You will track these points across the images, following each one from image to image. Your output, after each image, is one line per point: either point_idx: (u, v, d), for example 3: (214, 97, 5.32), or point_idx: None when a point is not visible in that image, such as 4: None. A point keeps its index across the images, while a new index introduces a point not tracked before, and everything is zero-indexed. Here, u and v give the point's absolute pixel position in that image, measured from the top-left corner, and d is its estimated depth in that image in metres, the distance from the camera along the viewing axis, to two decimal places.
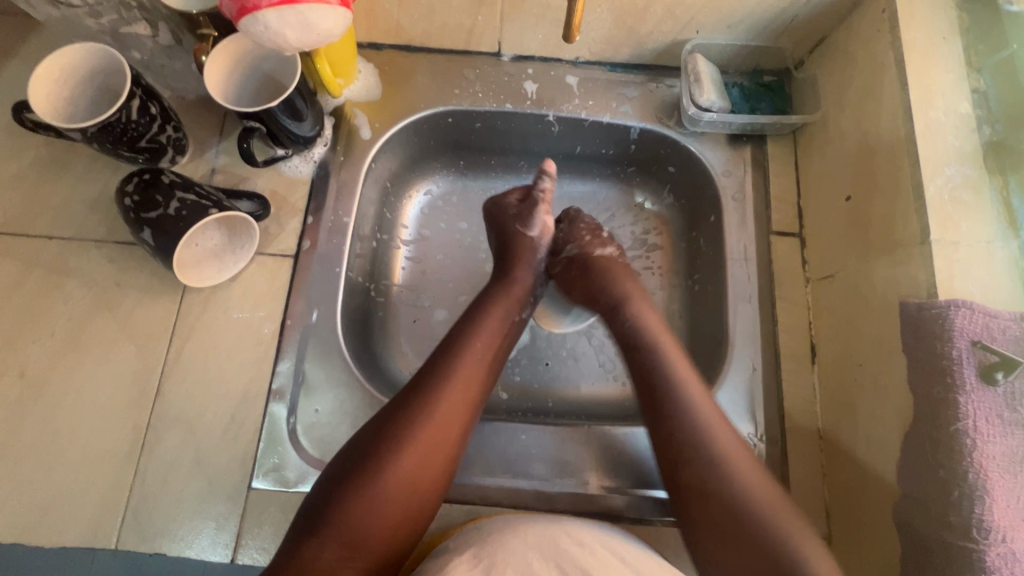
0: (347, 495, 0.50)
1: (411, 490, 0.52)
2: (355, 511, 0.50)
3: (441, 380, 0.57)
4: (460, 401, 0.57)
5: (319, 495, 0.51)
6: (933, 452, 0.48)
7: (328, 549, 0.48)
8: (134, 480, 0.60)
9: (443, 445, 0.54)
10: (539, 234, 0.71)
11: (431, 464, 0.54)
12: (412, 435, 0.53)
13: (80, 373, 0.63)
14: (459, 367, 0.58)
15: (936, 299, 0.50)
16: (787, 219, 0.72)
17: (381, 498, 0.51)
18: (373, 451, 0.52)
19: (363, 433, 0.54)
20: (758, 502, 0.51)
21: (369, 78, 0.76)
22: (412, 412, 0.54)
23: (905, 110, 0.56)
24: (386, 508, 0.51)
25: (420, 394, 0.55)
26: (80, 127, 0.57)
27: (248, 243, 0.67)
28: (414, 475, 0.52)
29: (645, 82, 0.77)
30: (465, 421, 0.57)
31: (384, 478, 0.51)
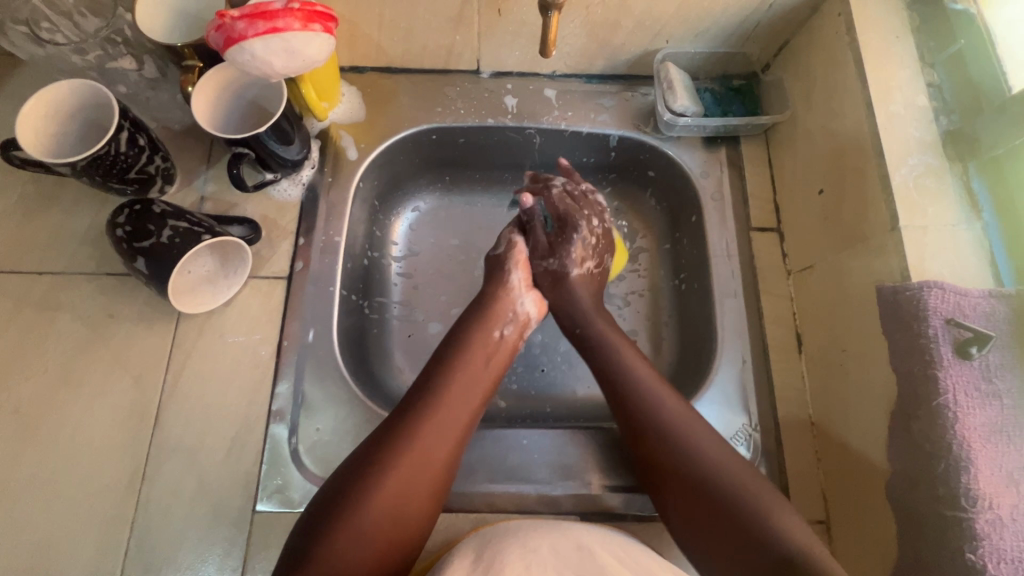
0: (333, 525, 0.51)
1: (394, 521, 0.53)
2: (339, 543, 0.50)
3: (427, 409, 0.59)
4: (445, 430, 0.58)
5: (303, 530, 0.51)
6: (918, 427, 0.50)
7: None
8: (136, 510, 0.59)
9: (428, 475, 0.56)
10: (506, 249, 0.74)
11: (415, 494, 0.55)
12: (397, 464, 0.54)
13: (76, 407, 0.62)
14: (443, 397, 0.60)
15: (910, 282, 0.52)
16: (764, 215, 0.75)
17: (366, 529, 0.51)
18: (358, 483, 0.53)
19: (346, 467, 0.55)
20: (738, 493, 0.53)
21: (353, 100, 0.77)
22: (398, 440, 0.56)
23: (867, 105, 0.60)
24: (371, 538, 0.51)
25: (403, 427, 0.57)
26: (69, 162, 0.57)
27: (240, 267, 0.67)
28: (399, 505, 0.53)
29: (621, 91, 0.80)
30: (451, 450, 0.58)
31: (367, 508, 0.52)
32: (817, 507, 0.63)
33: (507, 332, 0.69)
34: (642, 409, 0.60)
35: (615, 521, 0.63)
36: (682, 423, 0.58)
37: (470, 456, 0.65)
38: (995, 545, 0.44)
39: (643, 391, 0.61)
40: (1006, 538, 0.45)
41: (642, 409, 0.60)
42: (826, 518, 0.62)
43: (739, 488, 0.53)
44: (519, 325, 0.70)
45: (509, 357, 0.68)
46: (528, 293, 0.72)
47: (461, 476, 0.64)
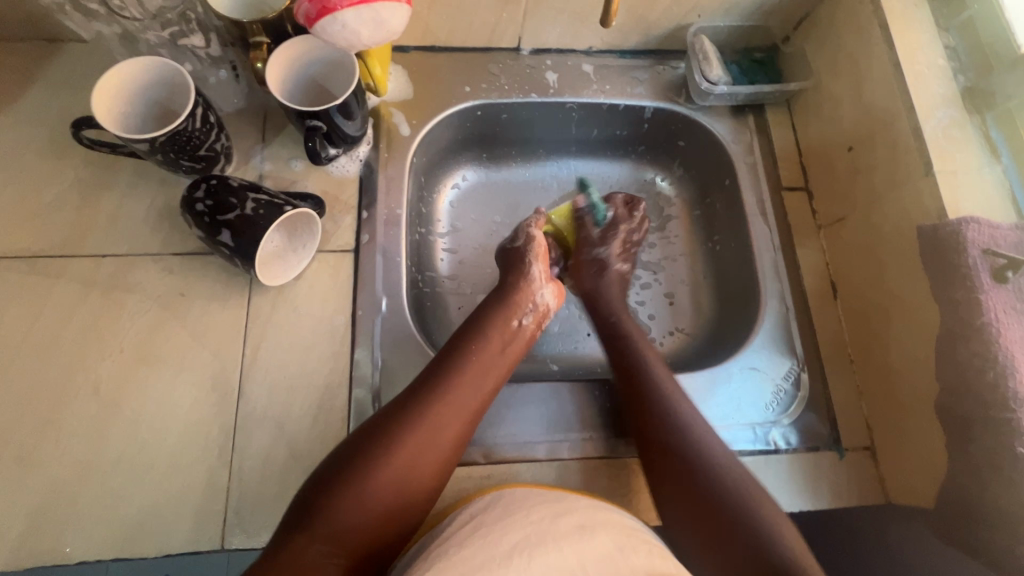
0: (344, 488, 0.53)
1: (400, 491, 0.55)
2: (347, 505, 0.53)
3: (442, 392, 0.61)
4: (457, 415, 0.60)
5: (316, 489, 0.54)
6: (964, 346, 0.56)
7: (316, 542, 0.51)
8: (229, 480, 0.60)
9: (438, 455, 0.58)
10: (525, 243, 0.78)
11: (421, 470, 0.57)
12: (408, 440, 0.57)
13: (157, 384, 0.63)
14: (456, 382, 0.62)
15: (947, 220, 0.58)
16: (793, 176, 0.81)
17: (373, 494, 0.54)
18: (374, 451, 0.56)
19: (363, 434, 0.57)
20: (731, 491, 0.57)
21: (400, 79, 0.80)
22: (412, 418, 0.58)
23: (895, 68, 0.66)
24: (377, 504, 0.54)
25: (423, 403, 0.59)
26: (149, 138, 0.58)
27: (309, 241, 0.69)
28: (407, 477, 0.56)
29: (653, 65, 0.85)
30: (459, 435, 0.60)
31: (377, 476, 0.55)
32: (862, 435, 0.69)
33: (525, 322, 0.72)
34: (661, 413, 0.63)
35: None
36: (682, 419, 0.62)
37: (543, 411, 0.69)
38: None
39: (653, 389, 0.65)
40: None
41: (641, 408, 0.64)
42: (872, 444, 0.68)
43: (739, 485, 0.57)
44: (539, 314, 0.74)
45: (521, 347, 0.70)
46: (546, 285, 0.76)
47: (538, 429, 0.68)
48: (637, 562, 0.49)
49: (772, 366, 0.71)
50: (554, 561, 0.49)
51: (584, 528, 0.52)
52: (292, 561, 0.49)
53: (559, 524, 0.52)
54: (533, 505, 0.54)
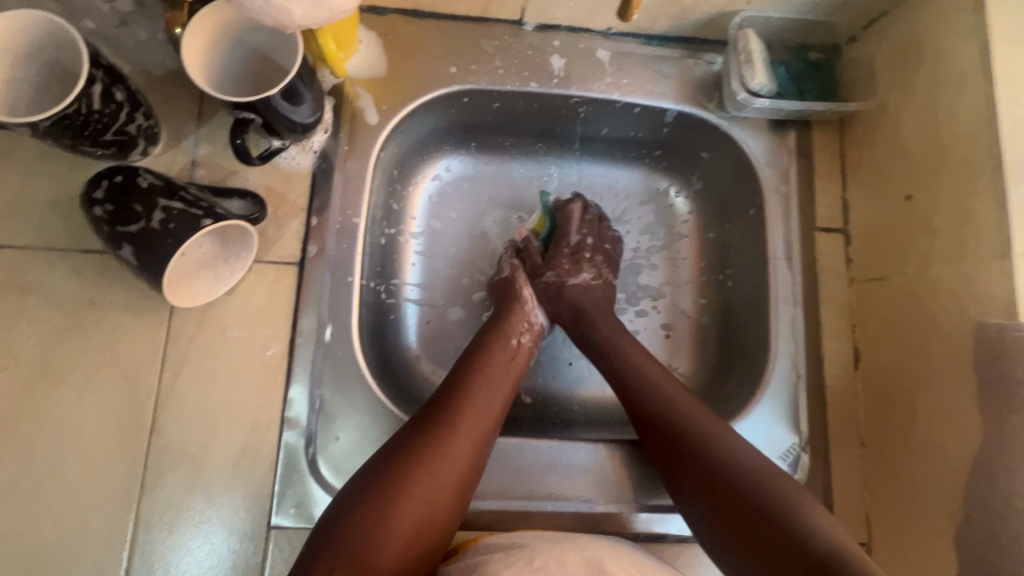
0: (365, 508, 0.47)
1: (425, 512, 0.49)
2: (365, 534, 0.46)
3: (455, 405, 0.54)
4: (475, 427, 0.54)
5: (329, 520, 0.47)
6: (1006, 479, 0.46)
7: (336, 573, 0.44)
8: (135, 524, 0.53)
9: (457, 471, 0.51)
10: (510, 272, 0.69)
11: (441, 492, 0.50)
12: (424, 461, 0.50)
13: (59, 407, 0.55)
14: (469, 394, 0.55)
15: (1019, 321, 0.47)
16: (831, 213, 0.68)
17: (392, 523, 0.47)
18: (387, 478, 0.49)
19: (373, 463, 0.51)
20: (776, 494, 0.48)
21: (372, 51, 0.65)
22: (425, 437, 0.51)
23: (988, 106, 0.51)
24: (398, 533, 0.47)
25: (434, 417, 0.53)
26: (30, 122, 0.46)
27: (243, 252, 0.58)
28: (427, 500, 0.49)
29: (683, 58, 0.69)
30: (477, 449, 0.53)
31: (393, 502, 0.48)
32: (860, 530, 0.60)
33: (522, 341, 0.63)
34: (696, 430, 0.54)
35: (655, 541, 0.59)
36: (701, 431, 0.54)
37: (502, 470, 0.60)
38: None
39: (688, 410, 0.55)
40: None
41: (658, 405, 0.57)
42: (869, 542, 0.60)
43: (784, 491, 0.48)
44: (535, 333, 0.65)
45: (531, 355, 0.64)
46: (539, 306, 0.67)
47: (494, 489, 0.59)
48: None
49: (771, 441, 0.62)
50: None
51: (594, 567, 0.50)
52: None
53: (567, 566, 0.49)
54: (544, 553, 0.50)
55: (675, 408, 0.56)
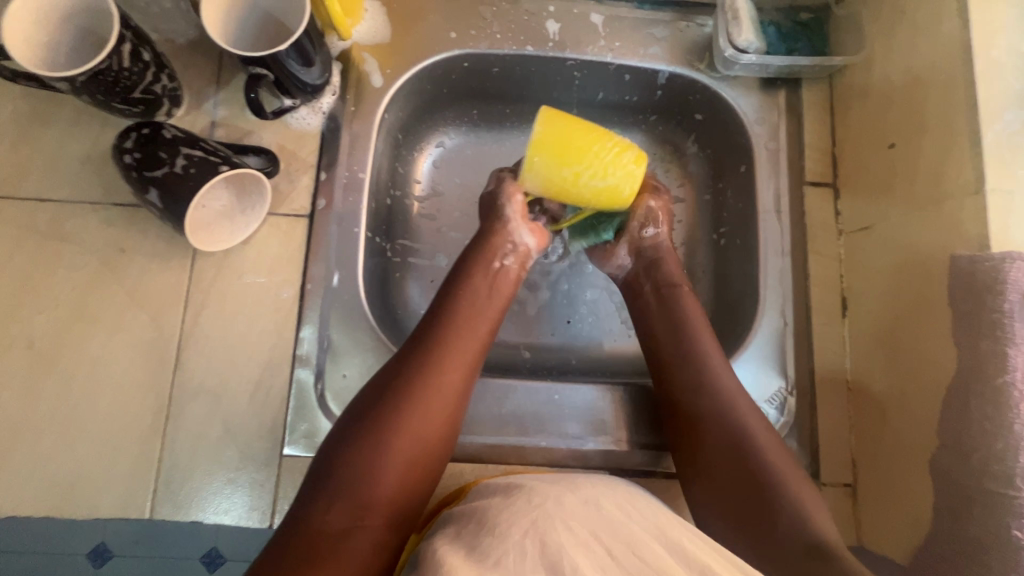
0: (352, 453, 0.49)
1: (411, 450, 0.50)
2: (356, 471, 0.48)
3: (429, 344, 0.55)
4: (450, 363, 0.55)
5: (325, 458, 0.49)
6: (978, 405, 0.48)
7: (333, 510, 0.46)
8: (162, 449, 0.59)
9: (436, 405, 0.53)
10: (499, 189, 0.67)
11: (424, 427, 0.51)
12: (408, 399, 0.52)
13: (93, 343, 0.60)
14: (443, 333, 0.56)
15: (990, 252, 0.49)
16: (820, 168, 0.70)
17: (380, 459, 0.49)
18: (369, 418, 0.51)
19: (358, 405, 0.52)
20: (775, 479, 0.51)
21: (377, 18, 0.69)
22: (407, 376, 0.53)
23: (965, 49, 0.53)
24: (389, 468, 0.49)
25: (413, 359, 0.54)
26: (67, 77, 0.51)
27: (258, 203, 0.63)
28: (411, 435, 0.51)
29: (674, 20, 0.72)
30: (454, 384, 0.54)
31: (377, 441, 0.49)
32: (845, 471, 0.62)
33: (506, 263, 0.64)
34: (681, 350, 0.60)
35: (644, 477, 0.63)
36: (713, 390, 0.56)
37: (499, 409, 0.63)
38: None
39: (702, 362, 0.58)
40: None
41: (687, 369, 0.58)
42: (854, 481, 0.62)
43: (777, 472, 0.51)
44: (521, 256, 0.65)
45: (512, 293, 0.64)
46: (525, 225, 0.65)
47: (491, 428, 0.63)
48: (647, 535, 0.46)
49: (757, 384, 0.64)
50: (567, 541, 0.44)
51: (590, 503, 0.48)
52: (317, 533, 0.45)
53: (563, 501, 0.48)
54: (539, 491, 0.49)
55: (714, 384, 0.57)
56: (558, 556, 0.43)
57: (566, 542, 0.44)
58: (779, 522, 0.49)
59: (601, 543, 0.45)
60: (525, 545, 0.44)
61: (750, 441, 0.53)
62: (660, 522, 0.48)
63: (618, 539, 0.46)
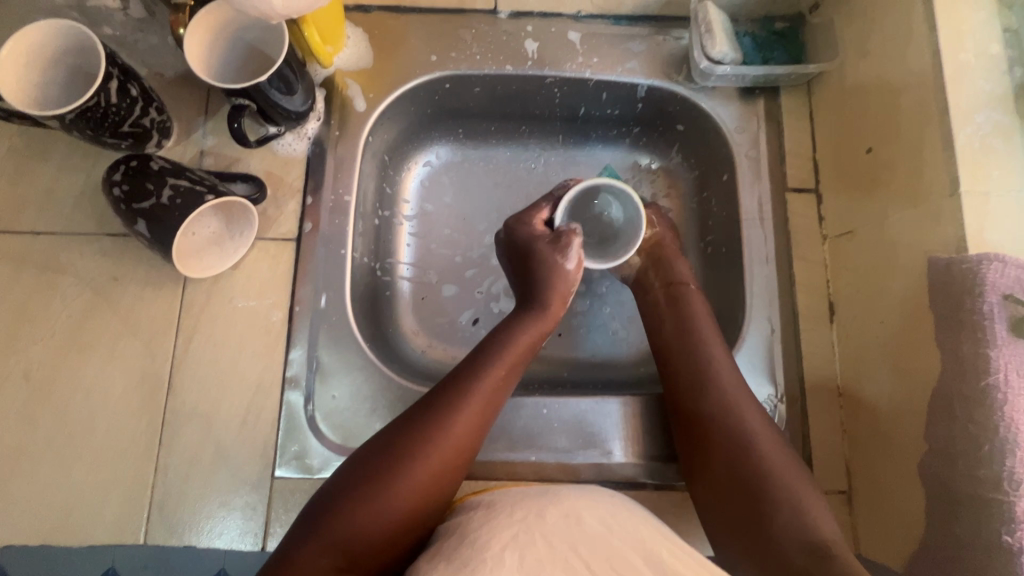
0: (356, 499, 0.48)
1: (417, 506, 0.49)
2: (355, 518, 0.47)
3: (455, 400, 0.54)
4: (474, 426, 0.54)
5: (326, 498, 0.49)
6: (962, 409, 0.48)
7: (323, 555, 0.45)
8: (156, 474, 0.59)
9: (451, 467, 0.51)
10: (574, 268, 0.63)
11: (433, 488, 0.50)
12: (426, 454, 0.50)
13: (87, 371, 0.61)
14: (470, 390, 0.55)
15: (966, 254, 0.49)
16: (802, 174, 0.70)
17: (384, 510, 0.47)
18: (380, 466, 0.50)
19: (371, 447, 0.52)
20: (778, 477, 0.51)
21: (359, 44, 0.71)
22: (428, 429, 0.52)
23: (933, 52, 0.53)
24: (390, 521, 0.48)
25: (438, 410, 0.53)
26: (56, 115, 0.52)
27: (246, 229, 0.64)
28: (420, 495, 0.49)
29: (651, 35, 0.73)
30: (470, 448, 0.53)
31: (389, 492, 0.48)
32: (839, 478, 0.62)
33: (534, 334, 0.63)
34: (684, 367, 0.60)
35: (635, 489, 0.62)
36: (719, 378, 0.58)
37: (490, 424, 0.64)
38: None
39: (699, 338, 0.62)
40: None
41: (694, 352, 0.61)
42: (848, 488, 0.61)
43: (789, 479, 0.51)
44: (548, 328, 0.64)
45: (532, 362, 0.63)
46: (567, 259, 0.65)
47: (478, 444, 0.63)
48: (623, 543, 0.47)
49: None
50: (547, 554, 0.44)
51: (572, 517, 0.48)
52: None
53: (545, 515, 0.48)
54: (522, 508, 0.49)
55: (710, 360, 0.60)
56: (535, 570, 0.43)
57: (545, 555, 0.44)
58: (771, 524, 0.49)
59: (579, 554, 0.45)
60: (504, 559, 0.44)
61: (756, 440, 0.54)
62: (641, 533, 0.49)
63: (597, 550, 0.46)
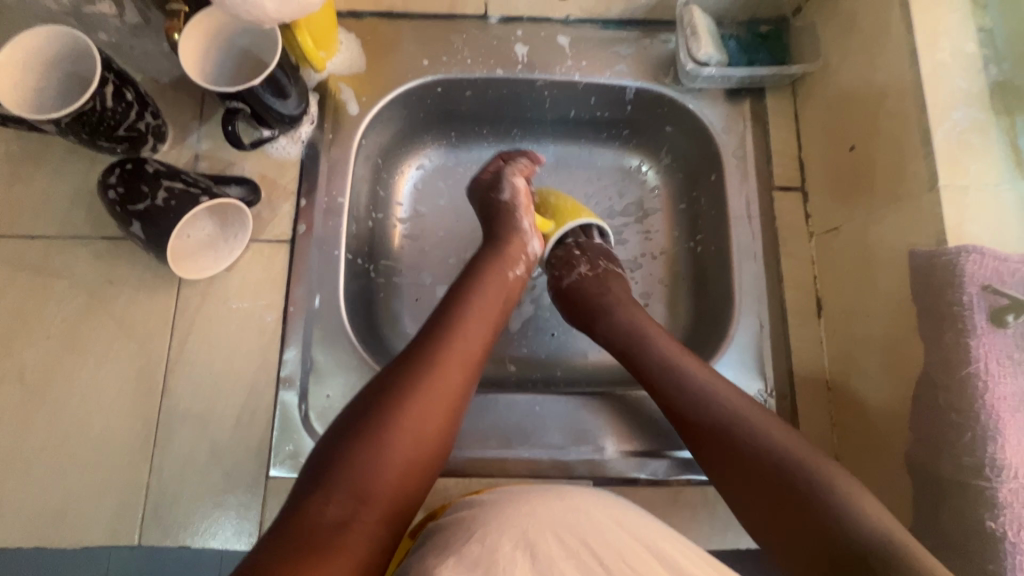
0: (356, 444, 0.47)
1: (417, 441, 0.49)
2: (360, 465, 0.46)
3: (439, 338, 0.54)
4: (459, 357, 0.54)
5: (324, 453, 0.48)
6: (944, 396, 0.49)
7: (334, 502, 0.45)
8: (150, 474, 0.60)
9: (443, 403, 0.51)
10: (510, 196, 0.69)
11: (429, 424, 0.50)
12: (417, 390, 0.50)
13: (82, 374, 0.61)
14: (454, 331, 0.55)
15: (946, 247, 0.50)
16: (788, 173, 0.71)
17: (385, 451, 0.47)
18: (372, 412, 0.49)
19: (364, 395, 0.51)
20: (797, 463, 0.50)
21: (352, 49, 0.73)
22: (413, 367, 0.52)
23: (911, 52, 0.55)
24: (394, 461, 0.48)
25: (423, 348, 0.53)
26: (52, 119, 0.53)
27: (241, 231, 0.65)
28: (417, 431, 0.49)
29: (639, 38, 0.75)
30: (461, 385, 0.53)
31: (387, 432, 0.48)
32: None
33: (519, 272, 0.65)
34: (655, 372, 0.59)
35: (628, 485, 0.63)
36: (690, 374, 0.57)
37: (483, 422, 0.64)
38: (1015, 514, 0.44)
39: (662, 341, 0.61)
40: None
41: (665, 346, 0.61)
42: None
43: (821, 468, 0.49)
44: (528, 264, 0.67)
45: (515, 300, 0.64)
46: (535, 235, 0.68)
47: (471, 441, 0.63)
48: (634, 542, 0.48)
49: None
50: (557, 552, 0.46)
51: (579, 511, 0.48)
52: (314, 525, 0.44)
53: (551, 507, 0.48)
54: (526, 497, 0.50)
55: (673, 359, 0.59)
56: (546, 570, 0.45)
57: (557, 555, 0.46)
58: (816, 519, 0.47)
59: (590, 552, 0.47)
60: (516, 559, 0.46)
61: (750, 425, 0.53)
62: (642, 523, 0.49)
63: (607, 547, 0.47)
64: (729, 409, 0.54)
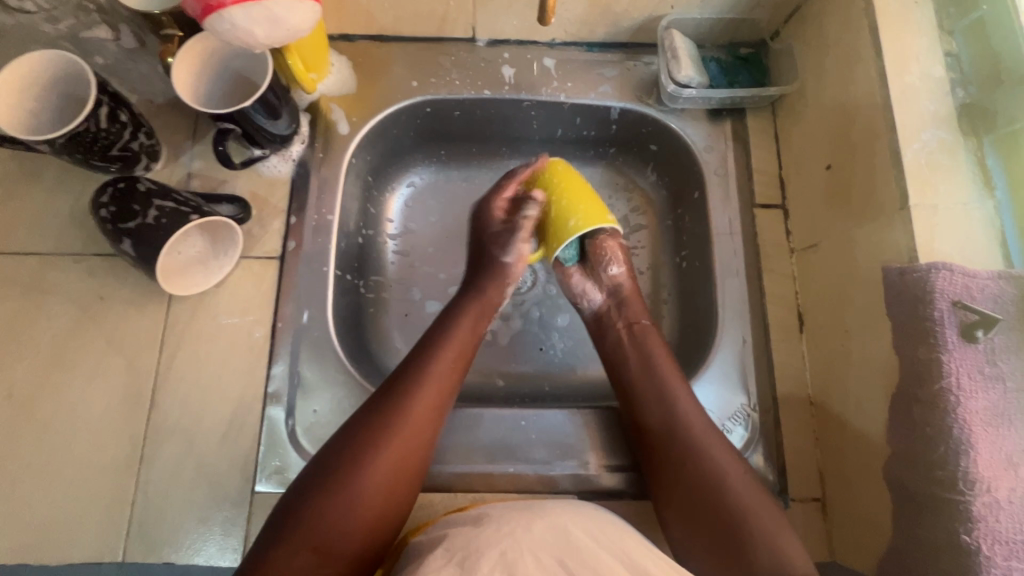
0: (322, 497, 0.49)
1: (382, 494, 0.51)
2: (324, 520, 0.48)
3: (409, 390, 0.55)
4: (428, 410, 0.55)
5: (291, 503, 0.49)
6: (919, 410, 0.50)
7: (298, 556, 0.46)
8: (136, 490, 0.60)
9: (407, 454, 0.53)
10: (516, 260, 0.68)
11: (393, 481, 0.51)
12: (384, 443, 0.52)
13: (71, 389, 0.62)
14: (423, 383, 0.56)
15: (918, 264, 0.51)
16: (769, 191, 0.73)
17: (350, 507, 0.49)
18: (338, 465, 0.50)
19: (332, 446, 0.52)
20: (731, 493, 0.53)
21: (343, 71, 0.75)
22: (381, 420, 0.53)
23: (880, 76, 0.57)
24: (357, 516, 0.49)
25: (390, 399, 0.55)
26: (47, 140, 0.55)
27: (231, 248, 0.66)
28: (383, 484, 0.51)
29: (622, 60, 0.77)
30: (428, 438, 0.55)
31: (353, 486, 0.49)
32: (813, 485, 0.63)
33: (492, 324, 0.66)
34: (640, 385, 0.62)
35: (613, 500, 0.63)
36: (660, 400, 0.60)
37: (468, 437, 0.64)
38: (989, 526, 0.44)
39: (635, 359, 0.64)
40: (1001, 521, 0.44)
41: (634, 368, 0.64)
42: (823, 495, 0.62)
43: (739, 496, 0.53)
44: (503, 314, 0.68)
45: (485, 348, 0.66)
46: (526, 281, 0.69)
47: (458, 457, 0.63)
48: (612, 560, 0.47)
49: (720, 403, 0.65)
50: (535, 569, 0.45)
51: (558, 529, 0.49)
52: None
53: (533, 527, 0.49)
54: (508, 518, 0.50)
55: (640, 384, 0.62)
56: None
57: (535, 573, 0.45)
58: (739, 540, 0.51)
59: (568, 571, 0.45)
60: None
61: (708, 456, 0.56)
62: (621, 541, 0.50)
63: (585, 565, 0.46)
64: (688, 437, 0.57)
